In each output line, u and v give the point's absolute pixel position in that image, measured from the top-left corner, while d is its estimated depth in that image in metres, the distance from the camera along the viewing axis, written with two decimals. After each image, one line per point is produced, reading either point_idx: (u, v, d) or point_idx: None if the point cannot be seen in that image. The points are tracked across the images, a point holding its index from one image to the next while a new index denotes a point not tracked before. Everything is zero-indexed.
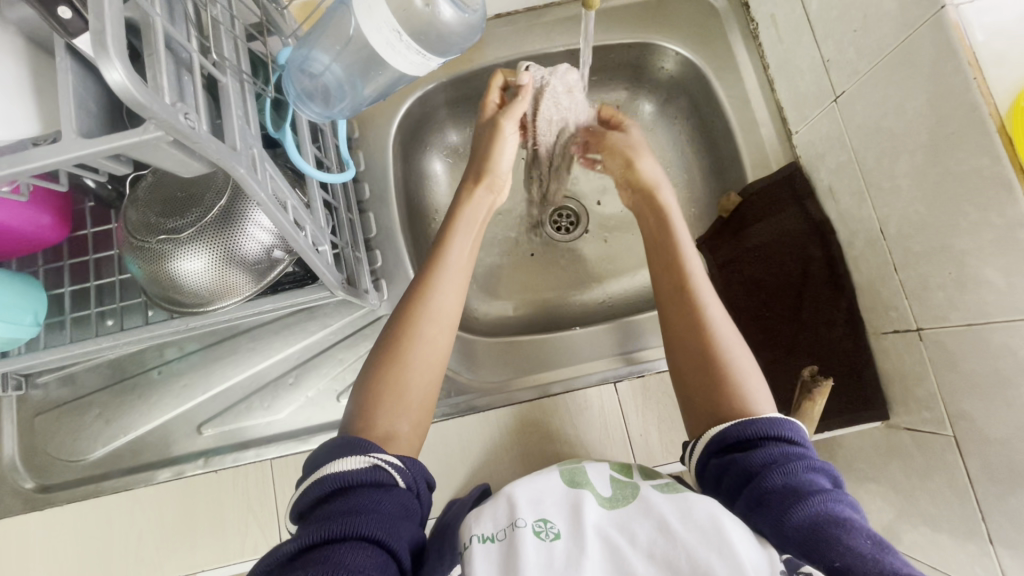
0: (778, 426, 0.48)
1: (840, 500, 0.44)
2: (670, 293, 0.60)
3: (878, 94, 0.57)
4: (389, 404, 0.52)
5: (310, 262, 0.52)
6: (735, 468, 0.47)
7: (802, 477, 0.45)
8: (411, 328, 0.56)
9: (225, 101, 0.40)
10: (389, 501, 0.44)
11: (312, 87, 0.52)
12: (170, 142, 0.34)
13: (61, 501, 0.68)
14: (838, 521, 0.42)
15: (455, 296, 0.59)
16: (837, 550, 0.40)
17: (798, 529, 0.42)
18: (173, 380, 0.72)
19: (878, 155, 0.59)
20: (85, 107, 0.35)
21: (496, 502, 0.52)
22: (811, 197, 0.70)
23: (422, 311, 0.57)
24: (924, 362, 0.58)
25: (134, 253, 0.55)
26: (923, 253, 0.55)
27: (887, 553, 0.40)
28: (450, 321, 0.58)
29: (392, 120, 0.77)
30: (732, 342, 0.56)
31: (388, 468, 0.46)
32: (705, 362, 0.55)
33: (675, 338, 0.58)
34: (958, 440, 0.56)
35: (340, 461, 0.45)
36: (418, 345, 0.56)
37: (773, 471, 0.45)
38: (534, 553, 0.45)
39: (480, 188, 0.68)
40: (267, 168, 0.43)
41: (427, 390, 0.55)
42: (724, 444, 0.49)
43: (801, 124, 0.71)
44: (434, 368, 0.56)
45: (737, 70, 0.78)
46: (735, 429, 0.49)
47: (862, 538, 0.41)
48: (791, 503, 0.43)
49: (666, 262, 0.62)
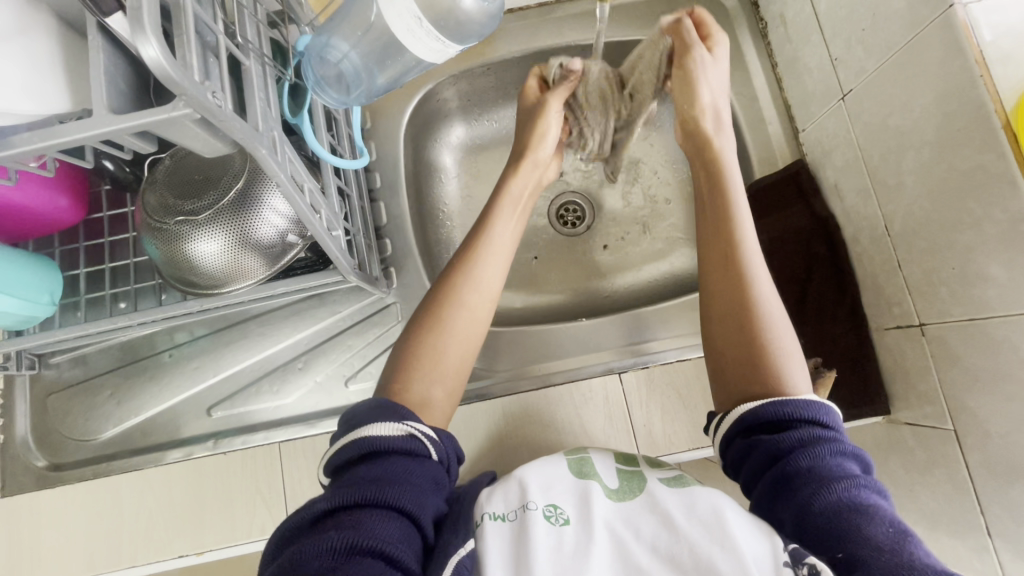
0: (809, 408, 0.48)
1: (865, 487, 0.44)
2: (716, 270, 0.58)
3: (886, 92, 0.58)
4: (424, 371, 0.54)
5: (325, 247, 0.53)
6: (761, 448, 0.47)
7: (832, 464, 0.45)
8: (455, 296, 0.57)
9: (248, 81, 0.41)
10: (421, 473, 0.46)
11: (330, 74, 0.53)
12: (195, 120, 0.35)
13: (72, 480, 0.69)
14: (861, 509, 0.42)
15: (498, 270, 0.61)
16: (853, 539, 0.40)
17: (819, 515, 0.42)
18: (184, 363, 0.74)
19: (884, 153, 0.60)
20: (116, 84, 0.35)
21: (508, 483, 0.52)
22: (817, 195, 0.71)
23: (465, 282, 0.58)
24: (927, 358, 0.59)
25: (152, 234, 0.56)
26: (928, 249, 0.56)
27: (908, 542, 0.40)
28: (491, 294, 0.59)
29: (403, 111, 0.78)
30: (778, 325, 0.54)
31: (424, 440, 0.48)
32: (743, 332, 0.54)
33: (711, 317, 0.57)
34: (959, 433, 0.56)
35: (379, 425, 0.47)
36: (459, 313, 0.57)
37: (800, 456, 0.45)
38: (546, 536, 0.47)
39: (526, 165, 0.69)
40: (286, 151, 0.45)
41: (464, 359, 0.56)
42: (751, 424, 0.49)
43: (809, 122, 0.72)
44: (472, 336, 0.57)
45: (746, 68, 0.79)
46: (762, 410, 0.48)
47: (883, 527, 0.41)
48: (815, 488, 0.43)
49: (717, 221, 0.60)
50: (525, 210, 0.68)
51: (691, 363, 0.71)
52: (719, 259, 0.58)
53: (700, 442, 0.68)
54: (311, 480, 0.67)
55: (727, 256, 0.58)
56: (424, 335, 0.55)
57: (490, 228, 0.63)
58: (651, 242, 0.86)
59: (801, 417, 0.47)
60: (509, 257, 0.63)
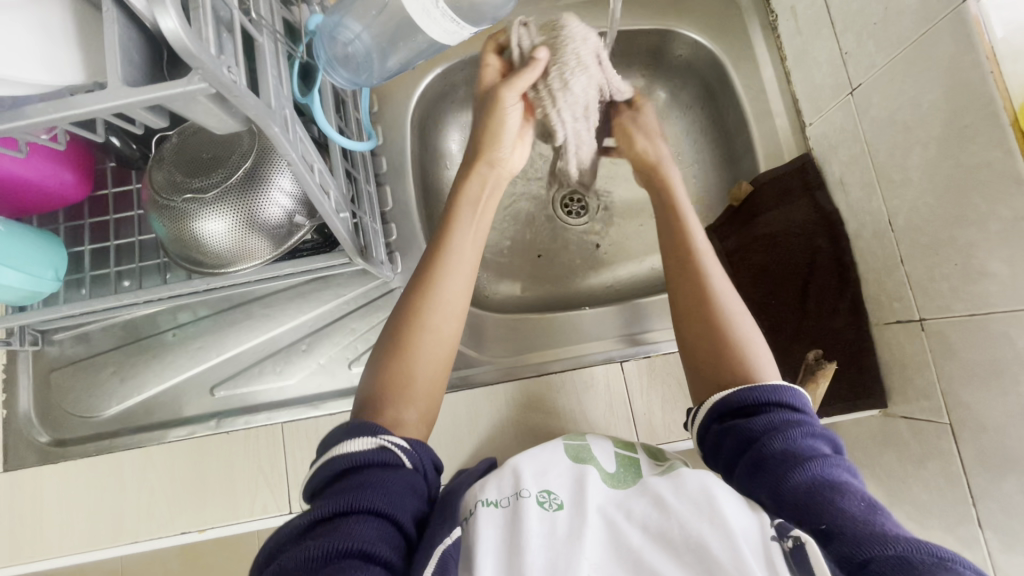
0: (774, 393, 0.50)
1: (836, 465, 0.45)
2: (688, 303, 0.59)
3: (894, 88, 0.58)
4: (394, 394, 0.53)
5: (333, 228, 0.53)
6: (736, 433, 0.49)
7: (803, 441, 0.46)
8: (418, 321, 0.57)
9: (261, 58, 0.41)
10: (396, 481, 0.45)
11: (343, 54, 0.53)
12: (208, 95, 0.35)
13: (75, 456, 0.70)
14: (831, 484, 0.43)
15: (461, 288, 0.59)
16: (828, 513, 0.41)
17: (794, 491, 0.43)
18: (187, 343, 0.74)
19: (890, 148, 0.60)
20: (130, 59, 0.35)
21: (501, 471, 0.53)
22: (822, 189, 0.72)
23: (425, 304, 0.57)
24: (926, 353, 0.60)
25: (159, 212, 0.56)
26: (930, 245, 0.57)
27: (880, 515, 0.41)
28: (456, 312, 0.58)
29: (411, 96, 0.78)
30: (738, 315, 0.57)
31: (396, 450, 0.47)
32: (711, 332, 0.56)
33: (682, 321, 0.59)
34: (954, 427, 0.57)
35: (350, 441, 0.47)
36: (424, 335, 0.56)
37: (773, 437, 0.47)
38: (541, 521, 0.47)
39: (482, 165, 0.66)
40: (298, 130, 0.44)
41: (436, 378, 0.56)
42: (725, 411, 0.51)
43: (816, 116, 0.72)
44: (441, 355, 0.57)
45: (755, 61, 0.79)
46: (735, 397, 0.51)
47: (855, 500, 0.42)
48: (790, 467, 0.44)
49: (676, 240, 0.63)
50: (488, 209, 0.66)
51: None
52: (689, 288, 0.60)
53: None
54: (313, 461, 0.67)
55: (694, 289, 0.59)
56: (390, 361, 0.55)
57: (452, 241, 0.61)
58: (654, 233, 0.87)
59: (770, 402, 0.49)
60: (473, 271, 0.62)
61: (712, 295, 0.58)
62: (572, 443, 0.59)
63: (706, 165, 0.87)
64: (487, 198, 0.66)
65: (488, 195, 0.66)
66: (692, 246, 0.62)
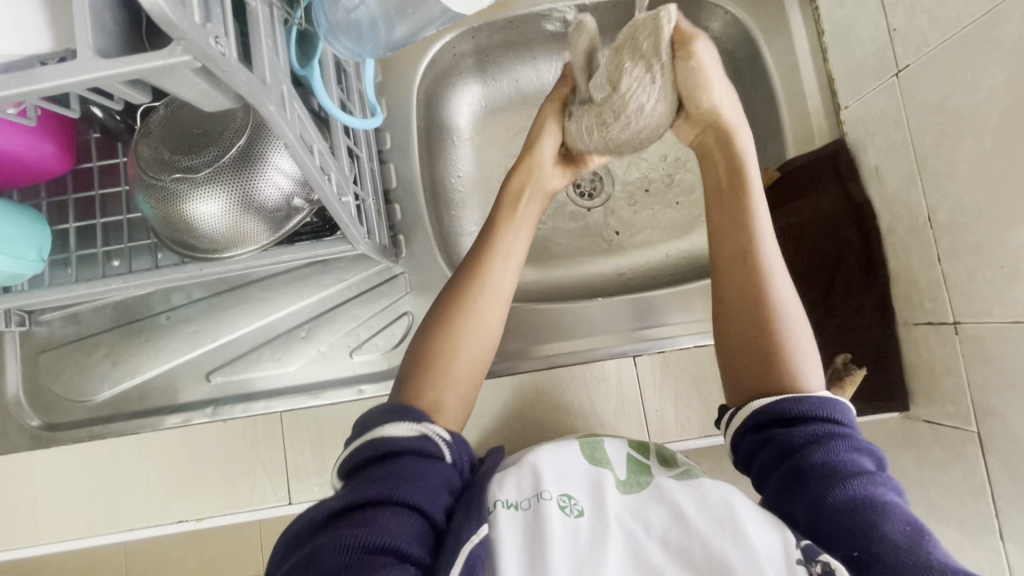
0: (813, 404, 0.47)
1: (882, 483, 0.43)
2: (735, 307, 0.54)
3: (948, 71, 0.54)
4: (434, 377, 0.51)
5: (334, 213, 0.49)
6: (775, 443, 0.46)
7: (844, 458, 0.44)
8: (467, 304, 0.55)
9: (254, 26, 0.36)
10: (434, 473, 0.43)
11: (346, 21, 0.47)
12: (196, 69, 0.31)
13: (69, 440, 0.67)
14: (876, 504, 0.41)
15: (509, 281, 0.57)
16: (869, 537, 0.39)
17: (835, 510, 0.41)
18: (181, 326, 0.71)
19: (937, 137, 0.56)
20: (104, 24, 0.31)
21: (521, 468, 0.50)
22: (854, 177, 0.67)
23: (478, 289, 0.55)
24: (957, 357, 0.57)
25: (146, 190, 0.52)
26: (974, 244, 0.53)
27: (926, 541, 0.39)
28: (502, 301, 0.57)
29: (418, 67, 0.73)
30: (794, 320, 0.53)
31: (436, 440, 0.46)
32: (761, 327, 0.52)
33: (727, 309, 0.55)
34: (982, 436, 0.55)
35: (394, 426, 0.45)
36: (467, 323, 0.54)
37: (814, 450, 0.44)
38: (561, 528, 0.45)
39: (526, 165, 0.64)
40: (296, 108, 0.40)
41: (477, 363, 0.54)
42: (765, 417, 0.48)
43: (853, 99, 0.67)
44: (483, 342, 0.55)
45: (789, 36, 0.73)
46: (783, 405, 0.47)
47: (900, 524, 0.40)
48: (832, 484, 0.42)
49: (733, 223, 0.56)
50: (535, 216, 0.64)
51: (706, 348, 0.69)
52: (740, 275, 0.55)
53: (712, 429, 0.66)
54: (313, 452, 0.65)
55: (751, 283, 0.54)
56: (432, 339, 0.53)
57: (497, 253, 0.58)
58: (671, 219, 0.83)
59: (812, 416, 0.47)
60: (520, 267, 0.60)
61: (767, 296, 0.53)
62: (586, 440, 0.56)
63: None
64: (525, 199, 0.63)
65: (528, 201, 0.63)
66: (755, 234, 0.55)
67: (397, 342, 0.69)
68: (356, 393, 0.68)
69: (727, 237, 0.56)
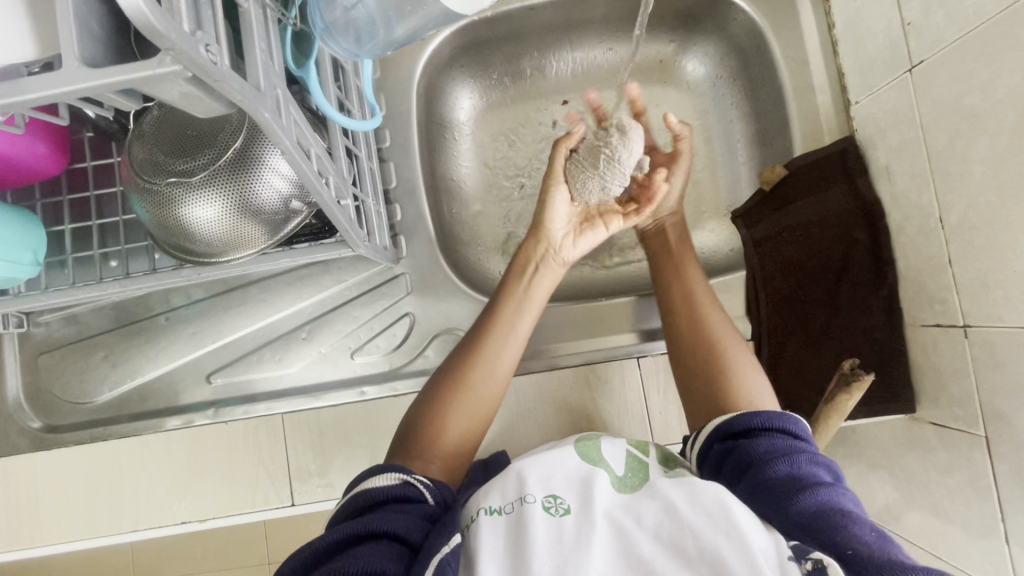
0: (763, 417, 0.50)
1: (842, 493, 0.44)
2: (690, 354, 0.59)
3: (964, 68, 0.52)
4: (426, 445, 0.51)
5: (332, 217, 0.48)
6: (739, 452, 0.48)
7: (802, 463, 0.46)
8: (465, 378, 0.56)
9: (247, 29, 0.35)
10: (415, 515, 0.43)
11: (343, 21, 0.45)
12: (188, 78, 0.30)
13: (70, 442, 0.67)
14: (841, 510, 0.42)
15: (509, 359, 0.58)
16: (842, 538, 0.40)
17: (803, 513, 0.42)
18: (181, 326, 0.70)
19: (950, 136, 0.54)
20: (91, 31, 0.29)
21: (505, 475, 0.49)
22: (863, 175, 0.66)
23: (476, 363, 0.57)
24: (966, 361, 0.56)
25: (140, 194, 0.51)
26: (986, 247, 0.52)
27: (892, 546, 0.40)
28: (501, 381, 0.57)
29: (417, 63, 0.72)
30: (740, 358, 0.58)
31: (418, 484, 0.46)
32: (708, 364, 0.57)
33: (685, 359, 0.59)
34: (989, 440, 0.54)
35: (377, 477, 0.46)
36: (466, 402, 0.54)
37: (779, 460, 0.46)
38: (544, 529, 0.44)
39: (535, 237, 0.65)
40: (292, 113, 0.39)
41: (470, 437, 0.54)
42: (727, 432, 0.51)
43: (864, 94, 0.66)
44: (477, 418, 0.55)
45: (799, 28, 0.71)
46: (739, 420, 0.50)
47: (866, 529, 0.41)
48: (798, 490, 0.43)
49: (678, 281, 0.65)
50: (542, 292, 0.64)
51: None
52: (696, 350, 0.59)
53: None
54: (315, 453, 0.65)
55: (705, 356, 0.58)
56: (431, 412, 0.53)
57: (505, 329, 0.59)
58: None
59: (770, 428, 0.49)
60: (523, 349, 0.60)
61: (715, 340, 0.59)
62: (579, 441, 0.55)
63: (735, 142, 0.80)
64: (530, 275, 0.64)
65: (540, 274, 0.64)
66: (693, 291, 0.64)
67: (398, 343, 0.69)
68: (357, 395, 0.67)
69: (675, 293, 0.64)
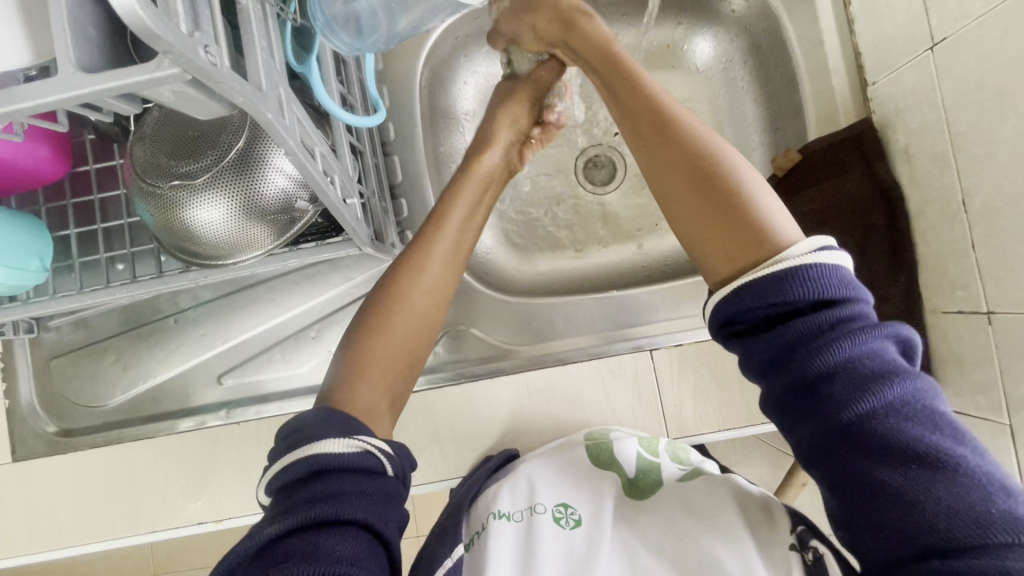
0: (764, 293, 0.35)
1: (899, 399, 0.32)
2: (690, 199, 0.40)
3: (990, 44, 0.50)
4: (370, 374, 0.46)
5: (340, 217, 0.47)
6: (760, 356, 0.35)
7: (835, 389, 0.33)
8: (401, 297, 0.49)
9: (246, 26, 0.33)
10: (377, 492, 0.38)
11: (344, 14, 0.44)
12: (186, 81, 0.29)
13: (84, 446, 0.68)
14: (885, 434, 0.32)
15: (450, 271, 0.53)
16: (867, 487, 0.32)
17: (829, 444, 0.33)
18: (190, 328, 0.70)
19: (974, 117, 0.52)
20: (84, 34, 0.28)
21: (516, 479, 0.53)
22: (881, 159, 0.64)
23: (409, 282, 0.50)
24: (989, 348, 0.55)
25: (144, 198, 0.50)
26: (1012, 231, 0.50)
27: (939, 484, 0.30)
28: (444, 295, 0.52)
29: (420, 53, 0.70)
30: (749, 182, 0.40)
31: (379, 455, 0.40)
32: (717, 206, 0.39)
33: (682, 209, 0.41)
34: (1013, 428, 0.53)
35: (327, 441, 0.38)
36: (404, 318, 0.49)
37: (815, 364, 0.33)
38: (553, 538, 0.48)
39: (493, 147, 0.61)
40: (295, 112, 0.38)
41: (415, 353, 0.49)
42: (744, 316, 0.36)
43: (881, 74, 0.64)
44: (421, 330, 0.50)
45: (813, 6, 0.69)
46: (751, 298, 0.35)
47: (910, 465, 0.31)
48: (830, 411, 0.33)
49: (637, 117, 0.46)
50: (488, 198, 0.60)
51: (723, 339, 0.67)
52: (697, 191, 0.40)
53: (733, 423, 0.65)
54: None
55: (712, 181, 0.40)
56: (371, 338, 0.47)
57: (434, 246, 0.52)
58: None
59: (774, 314, 0.35)
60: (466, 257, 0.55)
61: (713, 170, 0.40)
62: (593, 438, 0.57)
63: (746, 126, 0.78)
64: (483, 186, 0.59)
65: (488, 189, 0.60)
66: (659, 114, 0.45)
67: None
68: None
69: (642, 132, 0.45)
